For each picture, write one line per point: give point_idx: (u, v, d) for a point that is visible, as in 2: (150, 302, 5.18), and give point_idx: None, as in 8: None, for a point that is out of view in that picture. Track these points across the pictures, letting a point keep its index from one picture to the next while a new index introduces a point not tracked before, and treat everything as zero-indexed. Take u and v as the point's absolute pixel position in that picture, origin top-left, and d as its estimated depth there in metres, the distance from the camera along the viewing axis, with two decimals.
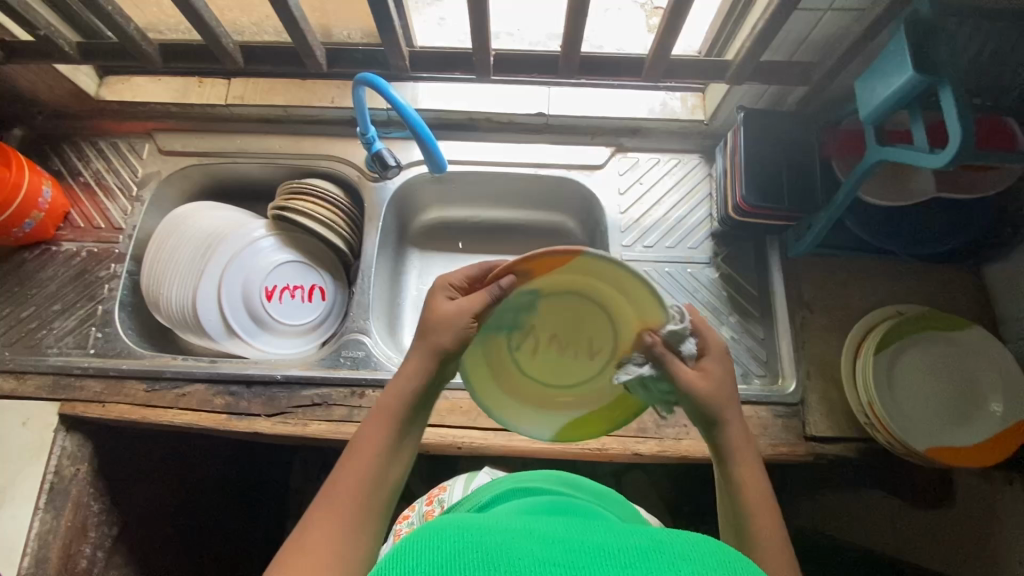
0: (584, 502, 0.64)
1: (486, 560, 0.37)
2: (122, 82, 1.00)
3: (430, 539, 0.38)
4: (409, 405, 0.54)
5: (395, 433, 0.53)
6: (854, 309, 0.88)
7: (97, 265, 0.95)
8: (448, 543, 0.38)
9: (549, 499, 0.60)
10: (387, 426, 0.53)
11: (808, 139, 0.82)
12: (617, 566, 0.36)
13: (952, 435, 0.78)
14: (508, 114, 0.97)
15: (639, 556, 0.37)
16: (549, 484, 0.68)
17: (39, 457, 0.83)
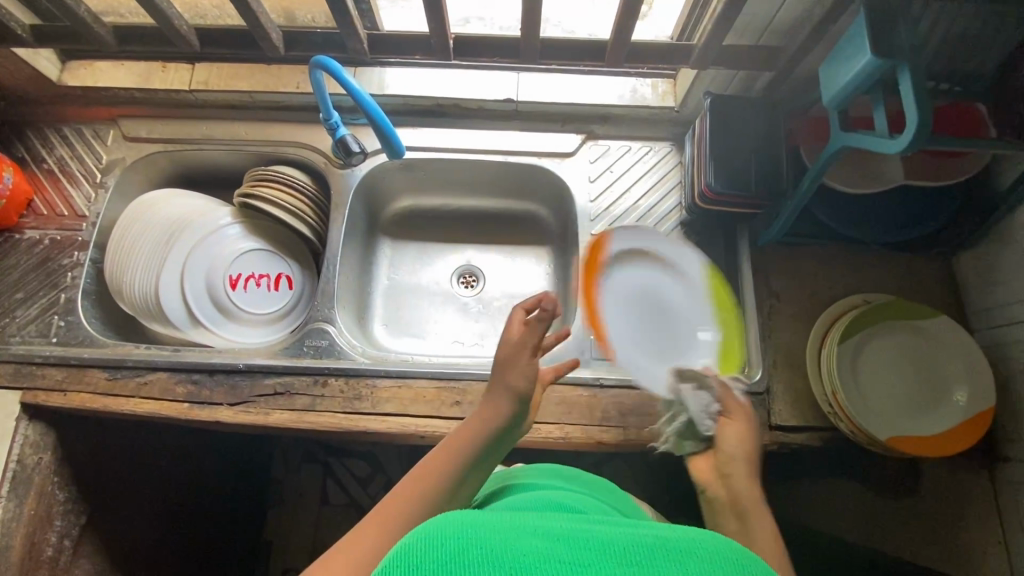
0: (585, 500, 0.64)
1: (490, 559, 0.35)
2: (85, 66, 0.98)
3: (430, 538, 0.37)
4: (478, 450, 0.59)
5: (465, 464, 0.57)
6: (823, 298, 0.88)
7: (60, 253, 0.94)
8: (448, 543, 0.36)
9: (542, 497, 0.60)
10: (460, 456, 0.57)
11: (774, 125, 0.81)
12: (631, 564, 0.36)
13: (916, 424, 0.78)
14: (476, 100, 0.96)
15: (653, 553, 0.36)
16: (546, 480, 0.68)
17: (0, 446, 0.83)
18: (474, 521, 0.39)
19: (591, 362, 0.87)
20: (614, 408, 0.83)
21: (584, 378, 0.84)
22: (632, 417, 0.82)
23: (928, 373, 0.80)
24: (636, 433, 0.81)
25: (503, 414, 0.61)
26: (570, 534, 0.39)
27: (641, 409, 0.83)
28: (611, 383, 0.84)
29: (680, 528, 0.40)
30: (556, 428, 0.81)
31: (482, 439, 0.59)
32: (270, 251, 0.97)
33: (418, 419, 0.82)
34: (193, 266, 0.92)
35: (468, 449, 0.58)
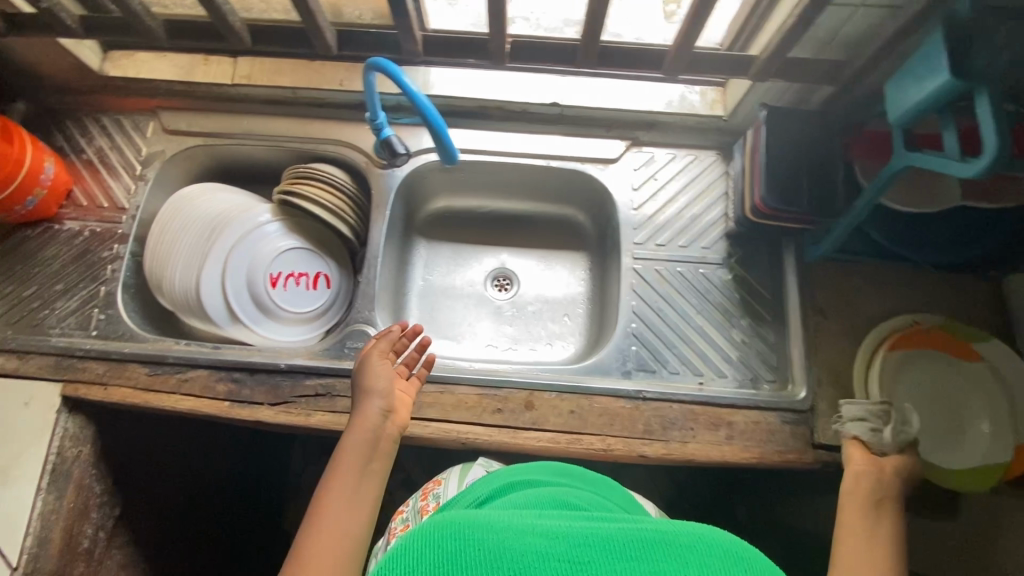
0: (586, 494, 0.64)
1: (483, 558, 0.42)
2: (126, 57, 0.97)
3: (427, 542, 0.44)
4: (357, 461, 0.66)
5: (364, 459, 0.66)
6: (868, 317, 0.87)
7: (100, 245, 0.93)
8: (446, 545, 0.43)
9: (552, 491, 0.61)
10: (356, 456, 0.66)
11: (831, 140, 0.80)
12: (612, 561, 0.42)
13: (949, 454, 0.78)
14: (521, 103, 0.94)
15: (630, 548, 0.44)
16: (543, 475, 0.67)
17: (42, 438, 0.83)
18: (487, 525, 0.46)
19: (633, 374, 0.86)
20: (656, 421, 0.82)
21: (627, 390, 0.84)
22: (674, 431, 0.82)
23: (955, 398, 0.81)
24: (678, 447, 0.81)
25: (369, 418, 0.70)
26: (572, 533, 0.45)
27: (683, 423, 0.82)
28: (654, 396, 0.83)
29: (668, 522, 0.48)
30: (598, 440, 0.81)
31: (370, 440, 0.68)
32: (311, 250, 0.97)
33: (459, 426, 0.82)
34: (235, 262, 0.91)
35: (359, 449, 0.67)
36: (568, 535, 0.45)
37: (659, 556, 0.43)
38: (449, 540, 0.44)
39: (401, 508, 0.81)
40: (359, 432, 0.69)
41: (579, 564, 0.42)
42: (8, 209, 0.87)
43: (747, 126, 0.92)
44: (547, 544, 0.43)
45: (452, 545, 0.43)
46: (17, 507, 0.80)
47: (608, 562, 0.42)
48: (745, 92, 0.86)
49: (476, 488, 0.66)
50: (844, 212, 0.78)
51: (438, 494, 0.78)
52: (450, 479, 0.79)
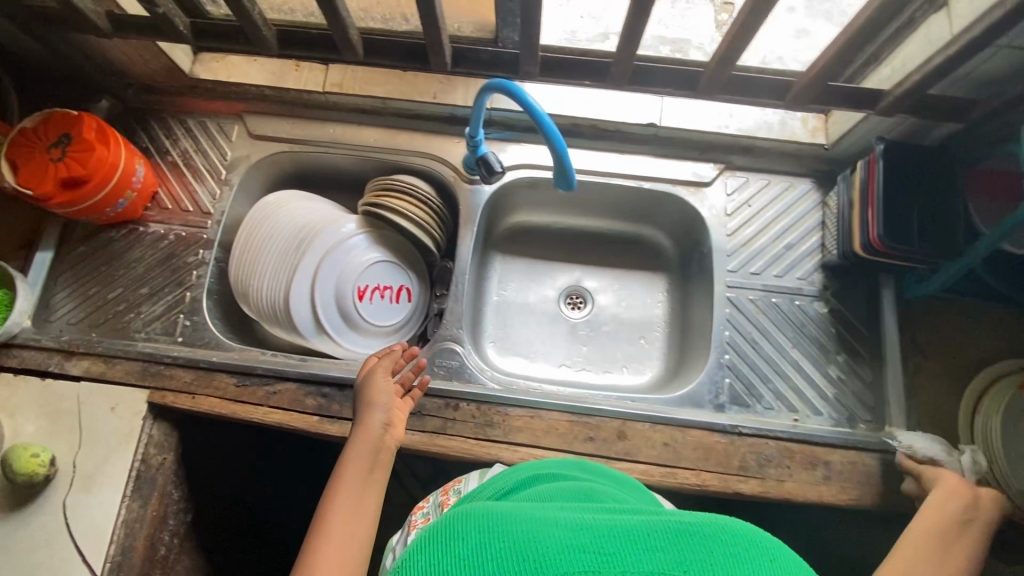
0: (611, 492, 0.60)
1: (508, 551, 0.38)
2: (217, 60, 0.96)
3: (444, 540, 0.41)
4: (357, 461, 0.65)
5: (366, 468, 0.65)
6: (969, 358, 0.85)
7: (185, 250, 0.93)
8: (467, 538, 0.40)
9: (579, 485, 0.58)
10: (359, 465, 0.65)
11: (951, 178, 0.77)
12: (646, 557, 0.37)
13: None
14: (617, 123, 0.92)
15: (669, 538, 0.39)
16: (570, 471, 0.64)
17: (128, 444, 0.82)
18: (507, 515, 0.42)
19: (726, 407, 0.85)
20: (753, 457, 0.80)
21: (722, 424, 0.81)
22: (771, 468, 0.80)
23: None
24: (775, 485, 0.79)
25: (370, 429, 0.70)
26: (594, 523, 0.41)
27: (780, 461, 0.80)
28: (750, 431, 0.81)
29: (697, 512, 0.42)
30: (693, 475, 0.79)
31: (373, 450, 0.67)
32: (397, 263, 0.96)
33: (551, 452, 0.80)
34: (324, 271, 0.90)
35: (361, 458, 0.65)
36: (588, 524, 0.41)
37: (690, 547, 0.38)
38: (468, 535, 0.41)
39: (422, 503, 0.76)
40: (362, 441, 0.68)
41: (602, 556, 0.37)
42: (101, 211, 0.87)
43: (849, 155, 0.90)
44: (570, 536, 0.39)
45: (473, 539, 0.40)
46: (103, 513, 0.79)
47: (630, 553, 0.38)
48: (856, 123, 0.83)
49: (494, 481, 0.63)
50: (962, 253, 0.75)
51: (460, 489, 0.72)
52: (472, 477, 0.75)
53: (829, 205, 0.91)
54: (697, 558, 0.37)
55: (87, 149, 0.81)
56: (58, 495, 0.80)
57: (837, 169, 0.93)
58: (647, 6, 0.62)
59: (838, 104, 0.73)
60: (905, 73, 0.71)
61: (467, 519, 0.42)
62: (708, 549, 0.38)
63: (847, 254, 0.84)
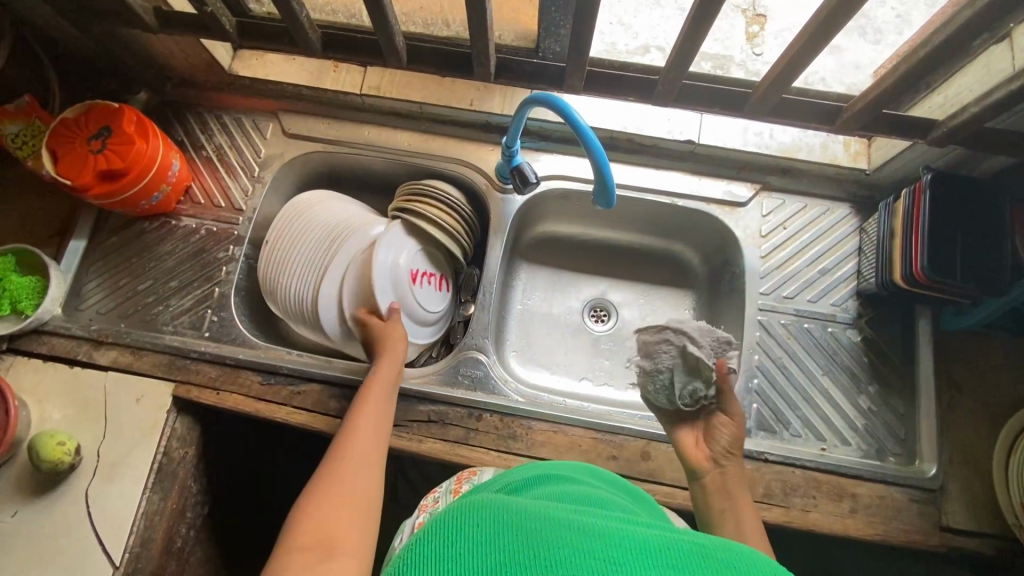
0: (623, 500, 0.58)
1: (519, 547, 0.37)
2: (256, 57, 0.96)
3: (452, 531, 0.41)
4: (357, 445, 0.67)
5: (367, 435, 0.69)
6: (1007, 397, 0.83)
7: (215, 245, 0.93)
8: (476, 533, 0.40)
9: (593, 490, 0.54)
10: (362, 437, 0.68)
11: (1000, 212, 0.75)
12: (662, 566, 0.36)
13: None
14: (654, 138, 0.91)
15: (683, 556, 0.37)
16: (583, 473, 0.62)
17: (151, 436, 0.82)
18: (519, 511, 0.42)
19: (753, 433, 0.83)
20: (778, 485, 0.79)
21: (748, 450, 0.81)
22: (796, 498, 0.79)
23: None
24: (799, 515, 0.78)
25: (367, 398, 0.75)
26: (609, 531, 0.39)
27: (806, 491, 0.79)
28: (776, 458, 0.80)
29: (720, 538, 0.40)
30: None
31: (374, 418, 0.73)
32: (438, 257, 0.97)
33: None
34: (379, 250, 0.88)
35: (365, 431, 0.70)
36: (601, 531, 0.39)
37: (706, 572, 0.36)
38: (476, 527, 0.40)
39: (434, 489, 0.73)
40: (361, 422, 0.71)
41: (608, 560, 0.36)
42: (136, 203, 0.87)
43: (892, 182, 0.88)
44: (578, 539, 0.38)
45: (483, 532, 0.40)
46: (123, 505, 0.80)
47: (641, 562, 0.36)
48: (902, 151, 0.82)
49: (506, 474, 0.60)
50: (1009, 290, 0.73)
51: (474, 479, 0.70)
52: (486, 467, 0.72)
53: (867, 232, 0.89)
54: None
55: (127, 142, 0.82)
56: (81, 484, 0.81)
57: (877, 195, 0.91)
58: (701, 28, 0.62)
59: (886, 133, 0.71)
60: (959, 104, 0.69)
61: (474, 508, 0.43)
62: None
63: (885, 284, 0.82)
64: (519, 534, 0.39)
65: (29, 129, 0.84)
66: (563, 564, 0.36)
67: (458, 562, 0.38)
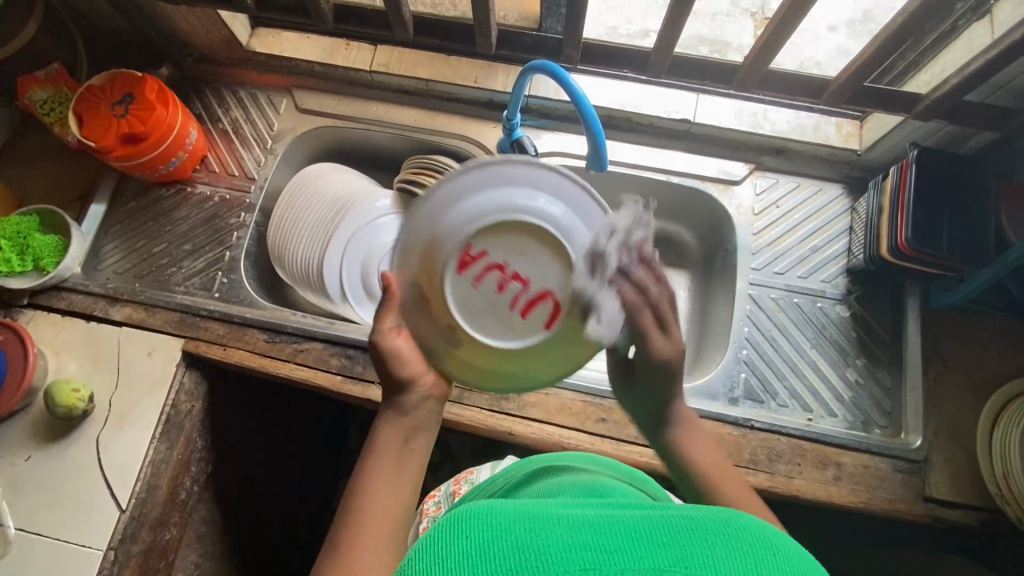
0: (622, 484, 0.63)
1: (520, 544, 0.37)
2: (272, 35, 1.01)
3: (448, 531, 0.40)
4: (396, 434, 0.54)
5: (401, 443, 0.54)
6: (993, 373, 0.84)
7: (228, 212, 0.97)
8: (478, 530, 0.39)
9: (587, 480, 0.61)
10: (392, 444, 0.54)
11: (983, 190, 0.78)
12: (660, 546, 0.36)
13: None
14: (651, 117, 0.94)
15: (682, 534, 0.37)
16: (582, 464, 0.69)
17: (161, 388, 0.86)
18: (504, 510, 0.41)
19: (740, 402, 0.85)
20: (763, 451, 0.80)
21: (735, 417, 0.82)
22: (780, 464, 0.80)
23: None
24: (783, 481, 0.79)
25: (405, 391, 0.55)
26: (596, 522, 0.39)
27: (791, 457, 0.80)
28: (763, 426, 0.81)
29: (702, 506, 0.41)
30: None
31: (411, 420, 0.55)
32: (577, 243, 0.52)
33: (563, 429, 0.82)
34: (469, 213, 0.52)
35: (395, 437, 0.54)
36: (598, 522, 0.39)
37: (693, 544, 0.36)
38: (462, 532, 0.39)
39: (435, 491, 0.86)
40: (397, 409, 0.55)
41: (603, 552, 0.36)
42: (154, 168, 0.91)
43: (883, 163, 0.90)
44: (569, 534, 0.38)
45: (472, 539, 0.38)
46: (132, 452, 0.83)
47: (640, 549, 0.36)
48: (891, 129, 0.84)
49: (508, 475, 0.69)
50: (991, 263, 0.75)
51: (471, 480, 0.82)
52: (481, 469, 0.84)
53: (857, 212, 0.91)
54: (700, 553, 0.35)
55: (148, 109, 0.86)
56: (92, 431, 0.84)
57: (869, 176, 0.93)
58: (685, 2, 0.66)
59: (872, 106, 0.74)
60: (943, 78, 0.72)
61: (458, 516, 0.41)
62: (713, 546, 0.36)
63: (872, 258, 0.84)
64: (509, 536, 0.38)
65: (57, 95, 0.90)
66: (555, 558, 0.35)
67: (450, 567, 0.37)
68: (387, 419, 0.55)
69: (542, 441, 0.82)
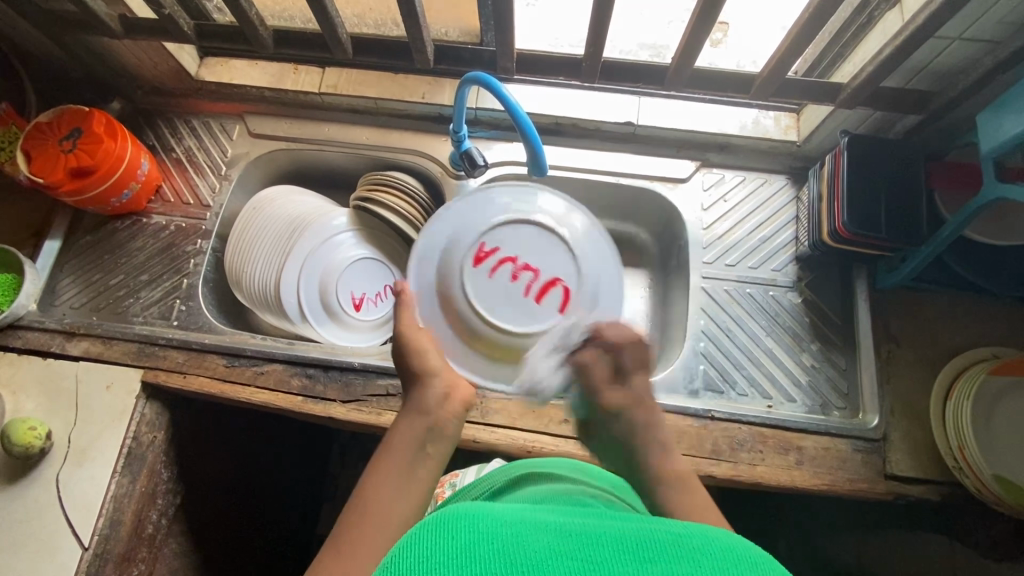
0: (598, 490, 0.62)
1: (499, 551, 0.36)
2: (221, 64, 1.02)
3: (427, 534, 0.38)
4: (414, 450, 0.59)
5: (421, 435, 0.61)
6: (944, 347, 0.86)
7: (184, 240, 0.98)
8: (460, 535, 0.38)
9: (562, 488, 0.60)
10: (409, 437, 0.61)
11: (915, 169, 0.81)
12: (635, 560, 0.35)
13: None
14: (596, 121, 0.96)
15: (657, 550, 0.36)
16: (557, 468, 0.68)
17: (121, 421, 0.85)
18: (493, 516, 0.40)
19: (701, 394, 0.86)
20: (725, 441, 0.81)
21: (696, 408, 0.82)
22: (743, 453, 0.80)
23: None
24: (746, 469, 0.79)
25: (425, 391, 0.65)
26: (581, 530, 0.39)
27: (753, 445, 0.81)
28: (723, 415, 0.82)
29: (683, 521, 0.40)
30: None
31: (429, 422, 0.63)
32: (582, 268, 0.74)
33: (526, 433, 0.82)
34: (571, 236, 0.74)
35: (415, 435, 0.61)
36: (574, 532, 0.38)
37: (676, 558, 0.35)
38: (449, 534, 0.38)
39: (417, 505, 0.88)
40: (417, 412, 0.63)
41: (587, 566, 0.35)
42: (106, 200, 0.92)
43: (822, 152, 0.93)
44: (554, 541, 0.37)
45: (459, 539, 0.37)
46: (93, 487, 0.82)
47: (614, 561, 0.35)
48: (825, 119, 0.87)
49: (485, 482, 0.69)
50: (927, 241, 0.78)
51: (455, 484, 0.86)
52: (465, 472, 0.87)
53: (801, 200, 0.93)
54: (680, 568, 0.35)
55: (96, 142, 0.87)
56: (52, 469, 0.83)
57: (811, 166, 0.96)
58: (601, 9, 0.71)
59: None
60: (862, 67, 0.76)
61: (449, 516, 0.40)
62: (697, 564, 0.35)
63: (817, 244, 0.87)
64: (497, 540, 0.37)
65: (5, 135, 0.90)
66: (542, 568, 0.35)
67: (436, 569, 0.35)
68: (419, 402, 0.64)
69: (508, 447, 0.81)
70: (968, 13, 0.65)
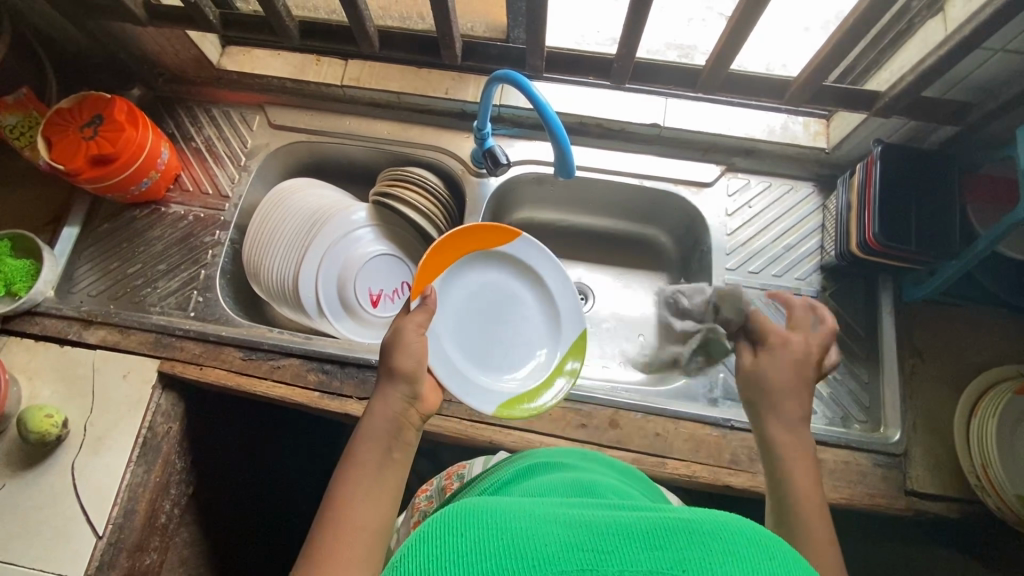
0: (612, 478, 0.58)
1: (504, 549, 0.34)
2: (243, 53, 1.01)
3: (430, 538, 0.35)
4: (376, 456, 0.57)
5: (385, 448, 0.58)
6: (970, 363, 0.85)
7: (202, 230, 0.97)
8: (461, 536, 0.35)
9: (574, 476, 0.55)
10: (374, 449, 0.58)
11: (949, 181, 0.79)
12: (643, 548, 0.33)
13: None
14: (621, 122, 0.95)
15: (666, 536, 0.34)
16: (570, 457, 0.64)
17: (137, 411, 0.85)
18: (490, 511, 0.37)
19: (721, 402, 0.85)
20: (744, 451, 0.80)
21: (716, 418, 0.82)
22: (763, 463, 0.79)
23: None
24: None
25: (393, 398, 0.61)
26: (584, 522, 0.36)
27: None
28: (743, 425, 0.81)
29: (692, 508, 0.37)
30: (683, 466, 0.79)
31: (394, 429, 0.60)
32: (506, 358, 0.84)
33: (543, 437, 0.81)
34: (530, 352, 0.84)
35: (377, 441, 0.58)
36: (583, 522, 0.36)
37: (687, 545, 0.33)
38: (448, 536, 0.35)
39: (427, 485, 0.80)
40: (376, 414, 0.60)
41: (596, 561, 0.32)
42: (125, 189, 0.91)
43: (851, 160, 0.91)
44: (559, 533, 0.35)
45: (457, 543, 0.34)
46: (107, 476, 0.82)
47: (622, 551, 0.33)
48: (857, 126, 0.85)
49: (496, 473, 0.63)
50: (958, 255, 0.76)
51: (464, 474, 0.76)
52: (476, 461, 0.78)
53: (828, 209, 0.92)
54: (693, 558, 0.32)
55: (117, 130, 0.86)
56: (68, 455, 0.83)
57: (838, 174, 0.95)
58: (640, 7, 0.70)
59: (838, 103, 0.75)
60: (901, 75, 0.75)
61: (449, 517, 0.37)
62: (708, 548, 0.33)
63: (843, 254, 0.85)
64: (501, 535, 0.35)
65: (26, 119, 0.89)
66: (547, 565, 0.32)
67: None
68: (381, 407, 0.61)
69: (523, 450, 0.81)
70: (1014, 27, 0.63)
